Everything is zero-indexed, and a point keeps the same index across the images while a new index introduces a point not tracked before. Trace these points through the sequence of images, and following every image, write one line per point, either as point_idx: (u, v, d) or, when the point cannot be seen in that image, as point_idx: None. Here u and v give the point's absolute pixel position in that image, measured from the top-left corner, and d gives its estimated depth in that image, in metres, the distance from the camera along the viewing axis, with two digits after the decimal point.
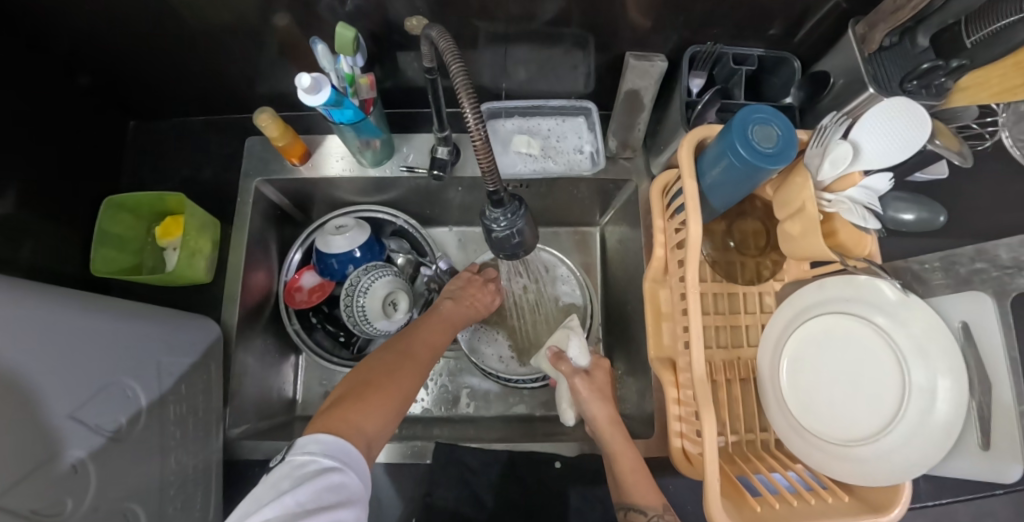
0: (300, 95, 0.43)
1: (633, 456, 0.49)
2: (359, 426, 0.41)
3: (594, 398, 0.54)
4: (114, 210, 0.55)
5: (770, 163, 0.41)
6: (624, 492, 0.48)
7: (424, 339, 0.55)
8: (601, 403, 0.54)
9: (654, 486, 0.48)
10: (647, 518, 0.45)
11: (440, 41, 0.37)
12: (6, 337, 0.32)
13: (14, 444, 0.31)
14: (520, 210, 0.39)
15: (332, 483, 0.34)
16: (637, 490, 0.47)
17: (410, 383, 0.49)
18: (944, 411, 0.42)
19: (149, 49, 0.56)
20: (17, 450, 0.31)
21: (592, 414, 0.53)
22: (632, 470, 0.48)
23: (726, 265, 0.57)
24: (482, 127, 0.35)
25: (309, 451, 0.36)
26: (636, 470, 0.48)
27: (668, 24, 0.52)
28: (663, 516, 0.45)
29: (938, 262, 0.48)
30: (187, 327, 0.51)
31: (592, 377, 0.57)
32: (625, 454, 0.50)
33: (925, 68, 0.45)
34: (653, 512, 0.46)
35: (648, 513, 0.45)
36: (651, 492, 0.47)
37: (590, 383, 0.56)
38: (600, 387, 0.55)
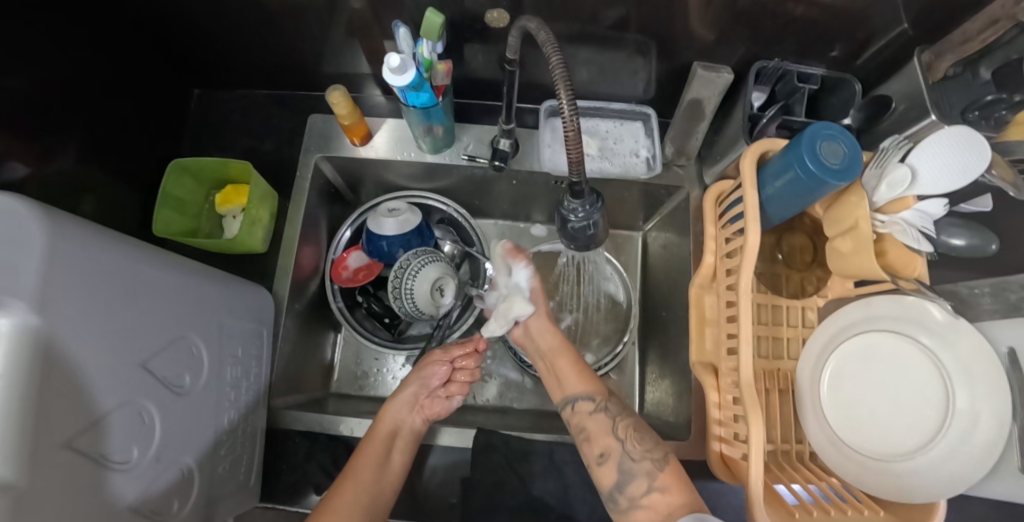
0: (387, 74, 0.45)
1: (571, 356, 0.54)
2: None
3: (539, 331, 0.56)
4: (179, 174, 0.56)
5: (835, 179, 0.43)
6: (568, 389, 0.52)
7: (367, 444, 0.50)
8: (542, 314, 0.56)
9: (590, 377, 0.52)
10: (594, 405, 0.49)
11: (540, 33, 0.38)
12: (105, 280, 0.33)
13: (94, 385, 0.32)
14: (598, 203, 0.40)
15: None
16: (576, 383, 0.51)
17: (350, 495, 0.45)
18: (985, 431, 0.44)
19: (222, 19, 0.57)
20: (92, 394, 0.32)
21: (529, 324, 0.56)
22: (572, 365, 0.53)
23: (771, 277, 0.59)
24: (576, 118, 0.36)
25: None
26: (574, 365, 0.53)
27: (735, 37, 0.54)
28: (609, 401, 0.49)
29: (988, 286, 0.49)
30: (250, 291, 0.52)
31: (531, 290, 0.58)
32: (563, 358, 0.54)
33: (988, 100, 0.47)
34: (599, 397, 0.50)
35: (593, 400, 0.49)
36: (580, 381, 0.51)
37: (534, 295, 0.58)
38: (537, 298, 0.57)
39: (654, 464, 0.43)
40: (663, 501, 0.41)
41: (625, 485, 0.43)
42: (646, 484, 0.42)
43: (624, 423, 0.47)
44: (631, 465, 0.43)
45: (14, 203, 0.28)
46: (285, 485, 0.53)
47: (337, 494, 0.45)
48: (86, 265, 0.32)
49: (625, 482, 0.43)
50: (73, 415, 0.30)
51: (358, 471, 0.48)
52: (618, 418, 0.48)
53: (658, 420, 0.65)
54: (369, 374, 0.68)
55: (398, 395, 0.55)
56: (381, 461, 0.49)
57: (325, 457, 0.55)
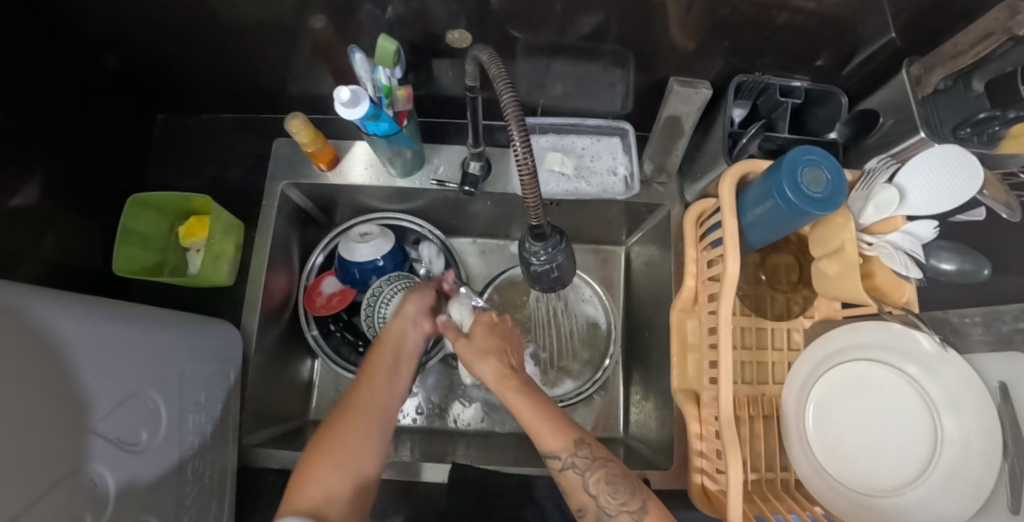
0: (338, 109, 0.42)
1: (540, 406, 0.44)
2: None
3: (487, 368, 0.48)
4: (139, 208, 0.54)
5: (816, 209, 0.40)
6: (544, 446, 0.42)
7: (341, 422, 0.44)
8: (491, 361, 0.48)
9: (561, 422, 0.43)
10: (563, 461, 0.41)
11: (490, 66, 0.36)
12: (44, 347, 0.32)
13: (43, 457, 0.31)
14: (561, 244, 0.38)
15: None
16: (549, 435, 0.42)
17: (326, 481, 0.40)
18: (974, 469, 0.42)
19: (179, 43, 0.55)
20: (41, 467, 0.30)
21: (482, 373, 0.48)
22: (539, 418, 0.43)
23: (755, 299, 0.56)
24: (530, 156, 0.34)
25: None
26: (545, 415, 0.43)
27: (714, 49, 0.51)
28: (578, 455, 0.41)
29: (980, 316, 0.46)
30: (212, 334, 0.51)
31: (472, 337, 0.51)
32: (527, 403, 0.44)
33: (981, 117, 0.43)
34: (568, 454, 0.41)
35: (562, 456, 0.41)
36: (552, 434, 0.42)
37: (469, 346, 0.50)
38: (479, 346, 0.50)
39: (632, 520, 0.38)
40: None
41: None
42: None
43: (596, 477, 0.40)
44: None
45: None
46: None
47: (355, 397, 0.46)
48: (19, 336, 0.31)
49: None
50: (20, 494, 0.29)
51: (373, 376, 0.49)
52: (588, 472, 0.41)
53: (642, 443, 0.64)
54: None
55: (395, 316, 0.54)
56: (391, 370, 0.50)
57: None
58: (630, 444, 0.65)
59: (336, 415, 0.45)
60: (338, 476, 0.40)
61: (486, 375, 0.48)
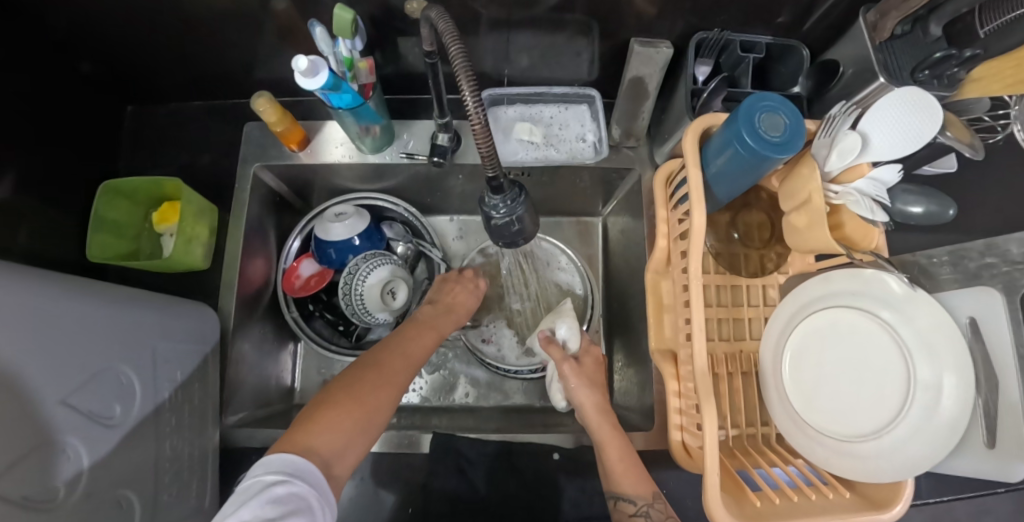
0: (297, 78, 0.42)
1: (622, 446, 0.49)
2: (315, 448, 0.38)
3: (582, 386, 0.54)
4: (111, 196, 0.54)
5: (776, 152, 0.41)
6: (623, 484, 0.47)
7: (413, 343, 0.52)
8: (589, 390, 0.54)
9: (644, 474, 0.47)
10: (637, 508, 0.45)
11: (439, 22, 0.36)
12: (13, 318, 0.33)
13: (10, 426, 0.31)
14: (520, 197, 0.38)
15: (280, 497, 0.33)
16: (626, 482, 0.46)
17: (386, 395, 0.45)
18: (948, 409, 0.42)
19: (144, 33, 0.55)
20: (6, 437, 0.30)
21: (580, 395, 0.53)
22: (622, 461, 0.47)
23: (729, 257, 0.56)
24: (482, 111, 0.34)
25: (255, 473, 0.35)
26: (625, 462, 0.48)
27: (674, 10, 0.51)
28: (653, 506, 0.45)
29: (948, 255, 0.47)
30: (188, 315, 0.51)
31: (581, 364, 0.56)
32: (615, 440, 0.49)
33: (937, 58, 0.44)
34: (643, 501, 0.45)
35: (637, 503, 0.45)
36: (638, 482, 0.46)
37: (579, 369, 0.56)
38: (591, 374, 0.55)
39: None
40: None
41: None
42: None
43: None
44: None
45: None
46: None
47: (388, 367, 0.48)
48: None
49: None
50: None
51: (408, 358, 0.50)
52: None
53: (625, 409, 0.64)
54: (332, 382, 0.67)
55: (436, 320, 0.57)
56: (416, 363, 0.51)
57: None
58: (614, 412, 0.66)
59: (373, 377, 0.45)
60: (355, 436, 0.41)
61: (572, 389, 0.54)
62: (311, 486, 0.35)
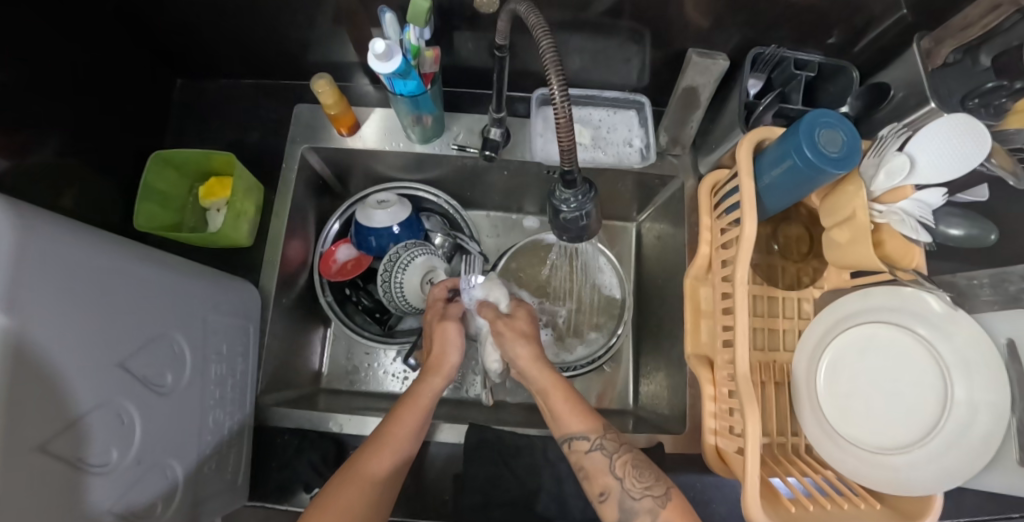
0: (372, 62, 0.43)
1: (565, 389, 0.49)
2: None
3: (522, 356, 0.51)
4: (161, 166, 0.54)
5: (834, 167, 0.42)
6: (565, 426, 0.48)
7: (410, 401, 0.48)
8: (527, 344, 0.52)
9: (589, 411, 0.48)
10: (591, 443, 0.46)
11: (530, 17, 0.37)
12: (83, 277, 0.32)
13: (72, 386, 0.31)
14: (591, 193, 0.39)
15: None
16: (574, 420, 0.47)
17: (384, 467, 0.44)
18: (984, 426, 0.43)
19: (202, 7, 0.55)
20: (64, 399, 0.30)
21: (515, 355, 0.52)
22: (564, 400, 0.48)
23: (767, 269, 0.58)
24: (567, 105, 0.35)
25: None
26: (568, 398, 0.49)
27: (731, 24, 0.53)
28: (605, 437, 0.46)
29: (988, 278, 0.49)
30: (234, 288, 0.51)
31: (513, 318, 0.55)
32: (558, 397, 0.49)
33: (988, 87, 0.46)
34: (595, 435, 0.46)
35: (590, 438, 0.46)
36: (579, 419, 0.47)
37: (511, 326, 0.53)
38: (520, 328, 0.53)
39: (655, 502, 0.42)
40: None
41: None
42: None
43: (623, 461, 0.45)
44: (633, 504, 0.42)
45: None
46: (274, 483, 0.52)
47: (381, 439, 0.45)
48: (55, 263, 0.30)
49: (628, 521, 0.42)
50: (49, 418, 0.29)
51: (399, 435, 0.46)
52: (615, 454, 0.45)
53: (652, 413, 0.65)
54: (360, 369, 0.67)
55: (437, 367, 0.51)
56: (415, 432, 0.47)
57: (313, 454, 0.54)
58: (640, 415, 0.66)
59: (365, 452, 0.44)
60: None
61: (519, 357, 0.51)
62: None
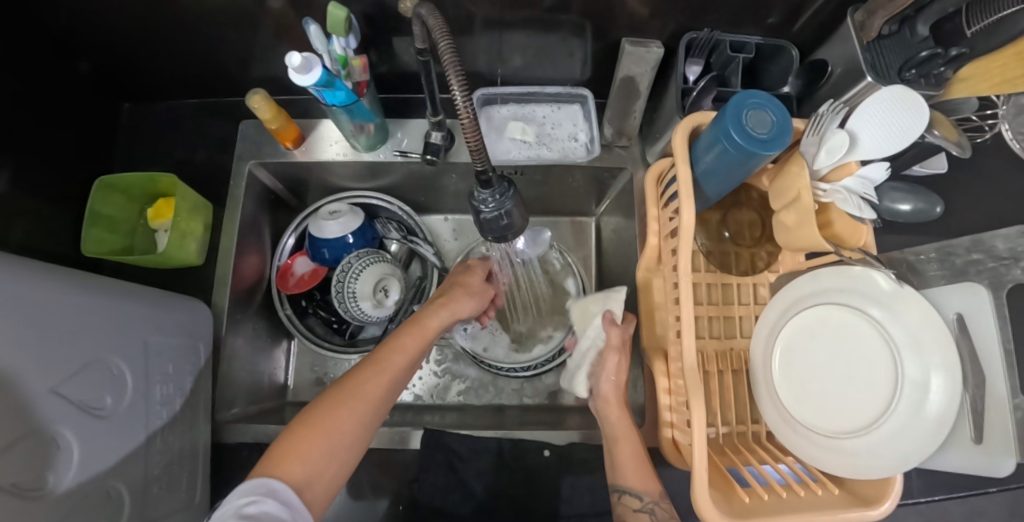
0: (291, 75, 0.43)
1: (636, 442, 0.49)
2: (291, 471, 0.36)
3: (612, 396, 0.52)
4: (106, 191, 0.54)
5: (764, 148, 0.41)
6: (619, 475, 0.48)
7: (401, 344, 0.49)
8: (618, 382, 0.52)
9: (651, 473, 0.48)
10: (642, 503, 0.46)
11: (431, 18, 0.36)
12: (9, 306, 0.33)
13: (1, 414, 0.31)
14: (508, 191, 0.39)
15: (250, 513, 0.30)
16: (635, 477, 0.47)
17: (377, 395, 0.44)
18: (936, 405, 0.42)
19: (139, 30, 0.55)
20: None
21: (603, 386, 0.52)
22: (633, 456, 0.48)
23: (720, 256, 0.56)
24: (471, 107, 0.34)
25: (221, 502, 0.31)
26: (635, 454, 0.48)
27: (664, 11, 0.52)
28: (659, 502, 0.46)
29: (934, 252, 0.47)
30: (180, 309, 0.51)
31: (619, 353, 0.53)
32: (624, 442, 0.49)
33: (925, 56, 0.44)
34: (648, 497, 0.46)
35: (643, 499, 0.46)
36: (648, 477, 0.47)
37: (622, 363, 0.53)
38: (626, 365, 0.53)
39: None
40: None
41: None
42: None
43: None
44: None
45: None
46: None
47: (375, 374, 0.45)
48: None
49: None
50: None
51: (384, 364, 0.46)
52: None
53: None
54: (325, 380, 0.68)
55: (450, 306, 0.56)
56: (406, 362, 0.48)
57: None
58: None
59: (367, 370, 0.44)
60: (332, 458, 0.38)
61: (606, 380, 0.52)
62: (282, 505, 0.32)
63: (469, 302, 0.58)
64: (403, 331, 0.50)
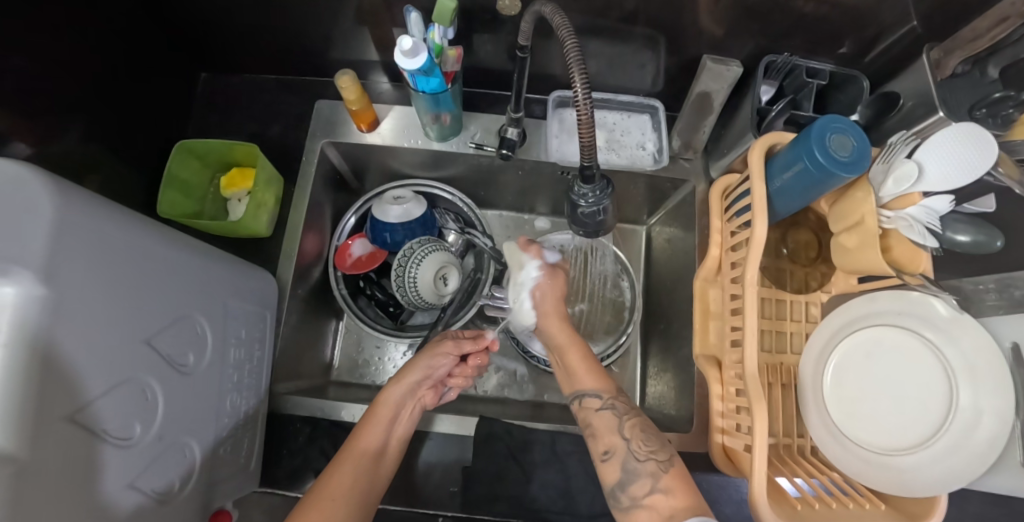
0: (398, 57, 0.45)
1: (582, 349, 0.52)
2: None
3: (551, 313, 0.54)
4: (185, 155, 0.55)
5: (844, 170, 0.43)
6: (577, 382, 0.50)
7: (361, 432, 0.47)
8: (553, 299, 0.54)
9: (601, 371, 0.50)
10: (602, 403, 0.47)
11: (556, 17, 0.38)
12: (119, 255, 0.34)
13: (98, 357, 0.31)
14: (608, 189, 0.41)
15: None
16: (587, 378, 0.49)
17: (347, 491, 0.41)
18: (989, 427, 0.44)
19: (229, 2, 0.57)
20: (90, 375, 0.31)
21: (540, 301, 0.54)
22: (581, 359, 0.50)
23: (775, 272, 0.59)
24: (590, 105, 0.36)
25: None
26: (583, 357, 0.51)
27: (746, 32, 0.54)
28: (617, 399, 0.47)
29: (994, 283, 0.50)
30: (253, 276, 0.52)
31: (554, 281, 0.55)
32: (573, 352, 0.51)
33: (996, 98, 0.47)
34: (608, 396, 0.47)
35: (602, 397, 0.47)
36: (593, 377, 0.49)
37: (552, 286, 0.55)
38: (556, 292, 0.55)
39: (658, 466, 0.41)
40: (667, 503, 0.39)
41: (628, 484, 0.41)
42: (650, 485, 0.41)
43: (631, 422, 0.45)
44: (637, 465, 0.42)
45: (24, 172, 0.28)
46: (286, 470, 0.53)
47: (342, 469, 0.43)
48: (95, 237, 0.32)
49: (628, 483, 0.41)
50: (77, 385, 0.30)
51: (370, 425, 0.47)
52: (625, 416, 0.46)
53: (659, 413, 0.65)
54: (370, 363, 0.68)
55: (397, 377, 0.50)
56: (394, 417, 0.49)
57: (327, 443, 0.55)
58: (647, 415, 0.67)
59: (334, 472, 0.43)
60: None
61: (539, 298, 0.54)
62: None
63: (418, 368, 0.51)
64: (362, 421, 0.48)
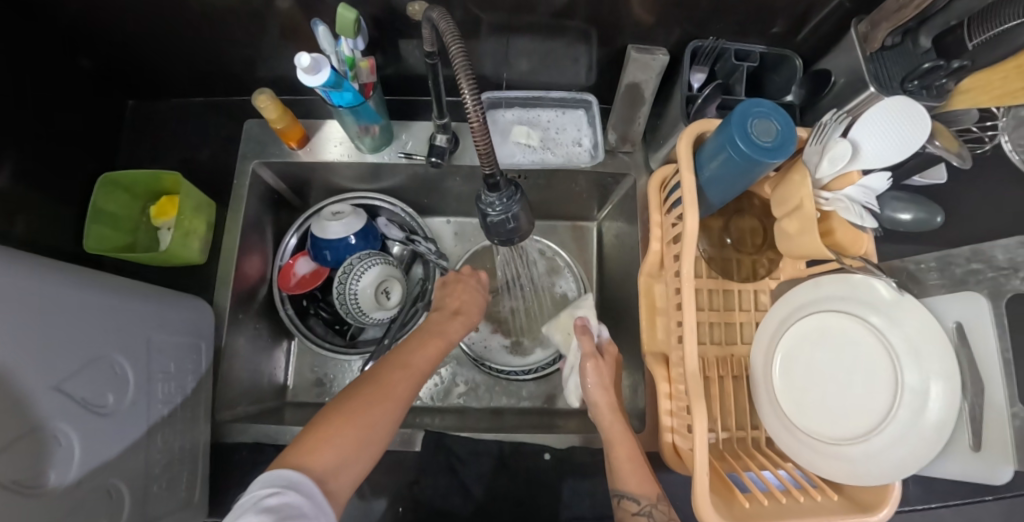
0: (298, 75, 0.43)
1: (631, 449, 0.48)
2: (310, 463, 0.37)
3: (602, 402, 0.52)
4: (109, 188, 0.55)
5: (768, 156, 0.41)
6: (619, 480, 0.47)
7: (413, 352, 0.50)
8: (607, 392, 0.52)
9: (649, 476, 0.47)
10: (640, 506, 0.45)
11: (441, 23, 0.37)
12: (22, 299, 0.33)
13: (7, 409, 0.30)
14: (515, 195, 0.39)
15: (272, 505, 0.32)
16: (631, 478, 0.46)
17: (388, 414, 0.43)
18: (936, 415, 0.42)
19: (144, 27, 0.55)
20: None
21: (594, 401, 0.52)
22: (629, 459, 0.47)
23: (721, 263, 0.56)
24: (481, 110, 0.34)
25: (250, 489, 0.34)
26: (632, 458, 0.48)
27: (672, 19, 0.52)
28: (656, 506, 0.45)
29: (936, 261, 0.48)
30: (180, 308, 0.51)
31: (603, 361, 0.55)
32: (620, 446, 0.48)
33: (926, 68, 0.44)
34: (646, 500, 0.45)
35: (640, 502, 0.45)
36: (638, 481, 0.46)
37: (601, 368, 0.54)
38: (608, 377, 0.53)
39: None
40: None
41: None
42: None
43: None
44: None
45: None
46: (234, 498, 0.53)
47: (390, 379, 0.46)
48: None
49: None
50: None
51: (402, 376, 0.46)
52: None
53: None
54: (326, 380, 0.68)
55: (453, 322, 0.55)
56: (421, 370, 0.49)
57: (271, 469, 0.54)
58: None
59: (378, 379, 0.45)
60: (348, 454, 0.39)
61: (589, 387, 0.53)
62: (303, 496, 0.34)
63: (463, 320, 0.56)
64: (421, 338, 0.51)
